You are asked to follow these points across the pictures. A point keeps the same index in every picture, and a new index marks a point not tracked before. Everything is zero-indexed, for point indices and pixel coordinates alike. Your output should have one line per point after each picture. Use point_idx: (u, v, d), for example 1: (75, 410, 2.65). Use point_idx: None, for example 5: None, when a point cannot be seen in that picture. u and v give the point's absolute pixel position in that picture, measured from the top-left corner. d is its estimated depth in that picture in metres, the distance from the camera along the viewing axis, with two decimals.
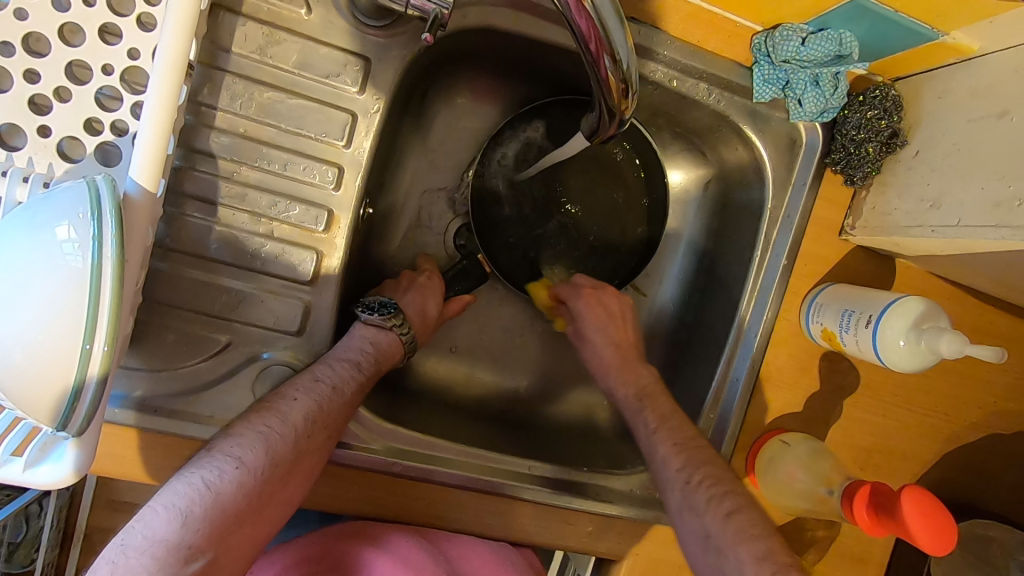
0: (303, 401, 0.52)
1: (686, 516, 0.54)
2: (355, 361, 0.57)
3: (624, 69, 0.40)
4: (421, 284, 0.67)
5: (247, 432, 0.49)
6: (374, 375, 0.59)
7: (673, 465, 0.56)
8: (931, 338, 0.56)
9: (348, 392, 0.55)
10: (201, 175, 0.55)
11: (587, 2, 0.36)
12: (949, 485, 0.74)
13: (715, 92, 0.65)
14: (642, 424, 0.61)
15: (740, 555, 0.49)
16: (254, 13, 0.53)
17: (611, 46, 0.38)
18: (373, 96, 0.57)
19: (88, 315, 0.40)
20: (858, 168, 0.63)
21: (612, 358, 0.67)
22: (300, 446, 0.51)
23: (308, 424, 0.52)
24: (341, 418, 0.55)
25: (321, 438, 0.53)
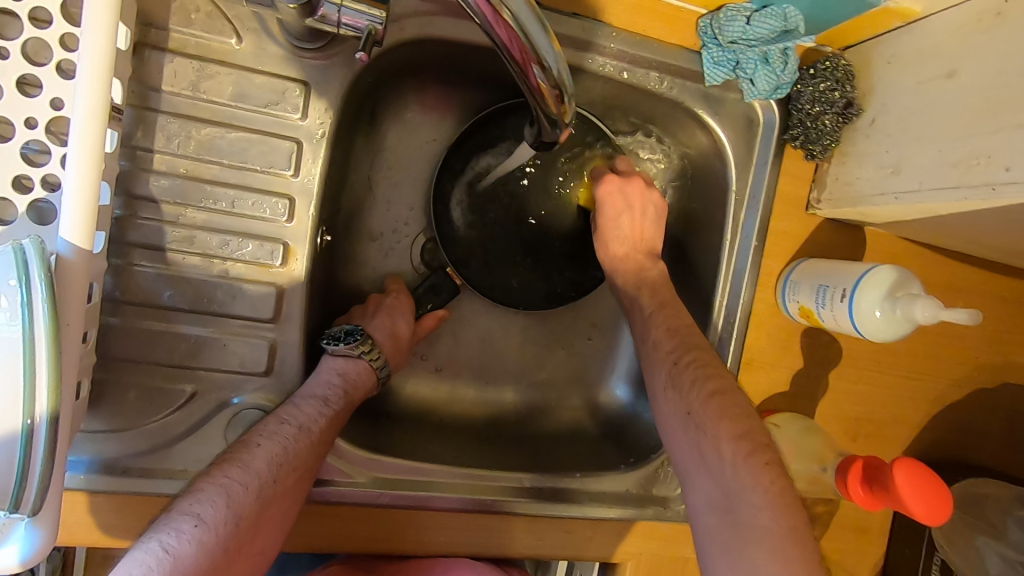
0: (268, 447, 0.50)
1: (671, 394, 0.56)
2: (323, 397, 0.55)
3: (554, 75, 0.39)
4: (389, 305, 0.66)
5: (208, 488, 0.47)
6: (345, 409, 0.57)
7: (664, 348, 0.59)
8: (906, 306, 0.55)
9: (316, 431, 0.53)
10: (145, 222, 0.52)
11: (506, 13, 0.34)
12: (940, 446, 0.74)
13: (668, 81, 0.63)
14: (639, 310, 0.64)
15: (719, 432, 0.51)
16: (182, 48, 0.51)
17: (539, 56, 0.37)
18: (317, 121, 0.55)
19: (26, 386, 0.38)
20: (817, 142, 0.63)
21: (619, 251, 0.67)
22: (265, 494, 0.49)
23: (273, 470, 0.50)
24: (311, 459, 0.53)
25: (289, 482, 0.51)
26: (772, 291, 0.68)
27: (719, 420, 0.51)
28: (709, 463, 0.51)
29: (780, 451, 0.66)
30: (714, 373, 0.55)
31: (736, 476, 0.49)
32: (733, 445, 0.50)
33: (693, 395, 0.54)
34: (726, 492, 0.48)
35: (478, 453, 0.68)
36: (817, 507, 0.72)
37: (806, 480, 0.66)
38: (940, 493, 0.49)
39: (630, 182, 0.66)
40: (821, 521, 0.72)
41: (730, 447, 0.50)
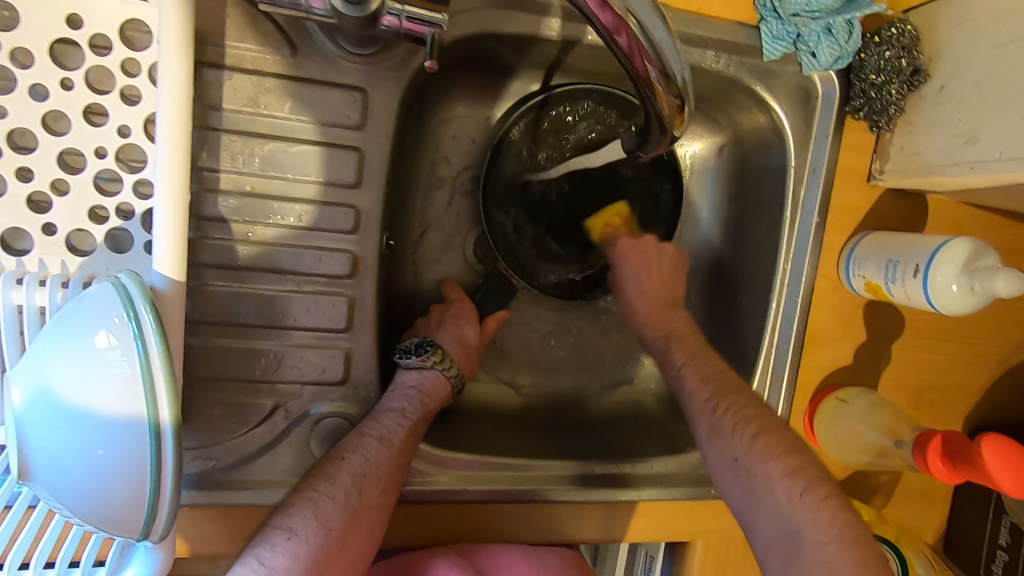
0: (353, 459, 0.52)
1: (716, 441, 0.57)
2: (401, 409, 0.57)
3: (676, 83, 0.37)
4: (453, 314, 0.67)
5: (299, 502, 0.49)
6: (423, 418, 0.58)
7: (699, 394, 0.60)
8: (984, 279, 0.54)
9: (398, 440, 0.55)
10: (216, 242, 0.53)
11: (631, 20, 0.34)
12: (1004, 409, 0.74)
13: (724, 59, 0.62)
14: (670, 361, 0.65)
15: (770, 471, 0.53)
16: (239, 64, 0.50)
17: (660, 60, 0.36)
18: (377, 129, 0.54)
19: (149, 425, 0.38)
20: (882, 112, 0.61)
21: (643, 307, 0.68)
22: (351, 506, 0.51)
23: (358, 482, 0.51)
24: (393, 469, 0.54)
25: (376, 493, 0.53)
26: (835, 266, 0.67)
27: (769, 459, 0.53)
28: (764, 504, 0.52)
29: (849, 426, 0.66)
30: (755, 414, 0.57)
31: (795, 514, 0.50)
32: (786, 484, 0.52)
33: (737, 439, 0.55)
34: (788, 533, 0.50)
35: (546, 444, 0.69)
36: (881, 476, 0.73)
37: (875, 453, 0.66)
38: None
39: (640, 241, 0.70)
40: (885, 490, 0.73)
41: (784, 486, 0.52)
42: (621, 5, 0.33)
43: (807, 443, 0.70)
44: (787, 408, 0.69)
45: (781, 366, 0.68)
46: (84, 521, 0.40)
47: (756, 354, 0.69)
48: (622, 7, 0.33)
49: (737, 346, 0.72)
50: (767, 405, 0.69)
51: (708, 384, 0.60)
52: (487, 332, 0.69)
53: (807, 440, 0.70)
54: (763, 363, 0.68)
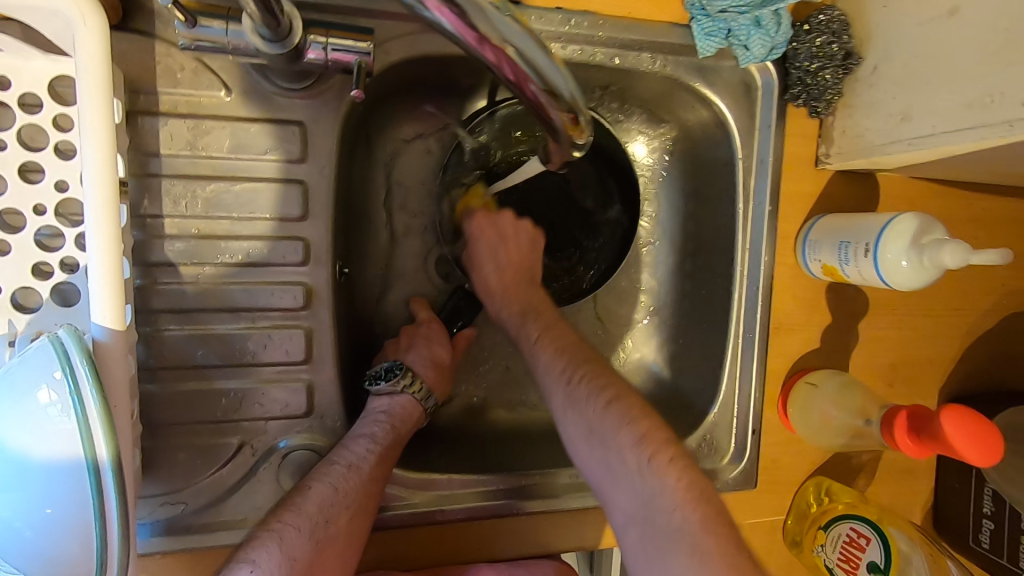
0: (319, 488, 0.52)
1: (570, 413, 0.56)
2: (370, 434, 0.57)
3: (567, 100, 0.37)
4: (423, 335, 0.67)
5: (264, 536, 0.48)
6: (394, 444, 0.58)
7: (556, 368, 0.59)
8: (933, 253, 0.54)
9: (370, 466, 0.55)
10: (166, 287, 0.53)
11: (510, 50, 0.33)
12: (974, 377, 0.75)
13: (659, 60, 0.62)
14: (526, 337, 0.63)
15: (622, 441, 0.52)
16: (173, 109, 0.51)
17: (544, 82, 0.35)
18: (317, 159, 0.54)
19: (90, 476, 0.38)
20: (820, 97, 0.62)
21: (496, 280, 0.67)
22: (318, 535, 0.50)
23: (323, 510, 0.51)
24: (363, 496, 0.54)
25: (343, 521, 0.52)
26: (792, 253, 0.68)
27: (620, 428, 0.52)
28: (620, 480, 0.51)
29: (821, 410, 0.66)
30: (607, 384, 0.56)
31: (645, 485, 0.50)
32: (636, 453, 0.51)
33: (591, 409, 0.54)
34: (644, 502, 0.49)
35: (521, 454, 0.69)
36: (862, 457, 0.74)
37: (849, 434, 0.66)
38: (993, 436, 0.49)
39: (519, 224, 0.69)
40: (866, 470, 0.74)
41: (634, 455, 0.51)
42: (499, 40, 0.33)
43: (782, 430, 0.70)
44: (760, 399, 0.69)
45: (749, 356, 0.68)
46: None
47: (724, 346, 0.69)
48: (502, 40, 0.33)
49: (704, 340, 0.72)
50: (738, 396, 0.69)
51: (563, 354, 0.59)
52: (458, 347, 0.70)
53: (782, 427, 0.70)
54: (731, 355, 0.68)
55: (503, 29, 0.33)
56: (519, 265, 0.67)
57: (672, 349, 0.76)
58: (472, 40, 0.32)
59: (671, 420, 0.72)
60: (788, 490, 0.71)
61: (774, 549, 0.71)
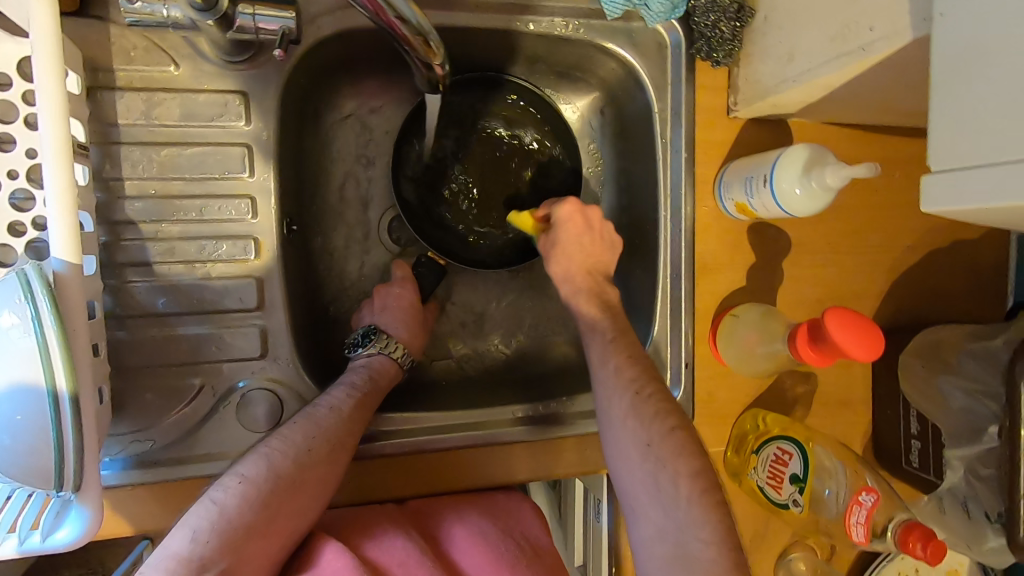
0: (302, 422, 0.57)
1: (631, 423, 0.57)
2: (350, 383, 0.63)
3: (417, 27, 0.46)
4: (394, 295, 0.72)
5: (251, 456, 0.53)
6: (372, 393, 0.64)
7: (626, 373, 0.60)
8: (819, 177, 0.59)
9: (349, 407, 0.61)
10: (129, 242, 0.59)
11: None
12: (904, 311, 0.79)
13: (573, 24, 0.68)
14: (600, 337, 0.64)
15: (678, 468, 0.54)
16: (129, 83, 0.58)
17: (396, 11, 0.44)
18: (260, 124, 0.61)
19: (47, 382, 0.45)
20: (719, 48, 0.67)
21: (579, 286, 0.67)
22: (301, 459, 0.55)
23: (307, 437, 0.56)
24: (344, 433, 0.59)
25: (324, 452, 0.57)
26: (712, 197, 0.73)
27: (677, 457, 0.54)
28: (659, 498, 0.54)
29: (743, 339, 0.70)
30: (673, 408, 0.58)
31: (687, 512, 0.52)
32: (689, 483, 0.53)
33: (654, 428, 0.56)
34: (676, 527, 0.52)
35: (471, 398, 0.74)
36: (797, 389, 0.78)
37: (777, 362, 0.69)
38: (868, 328, 0.54)
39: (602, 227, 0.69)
40: (803, 402, 0.78)
41: (687, 484, 0.53)
42: None
43: (714, 363, 0.74)
44: (691, 335, 0.74)
45: (678, 295, 0.73)
46: (12, 479, 0.46)
47: (655, 288, 0.74)
48: None
49: (639, 284, 0.77)
50: (670, 334, 0.73)
51: (634, 366, 0.60)
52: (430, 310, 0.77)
53: (715, 361, 0.74)
54: (661, 294, 0.73)
55: None
56: (591, 256, 0.68)
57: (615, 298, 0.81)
58: None
59: None
60: (726, 421, 0.75)
61: (714, 477, 0.75)
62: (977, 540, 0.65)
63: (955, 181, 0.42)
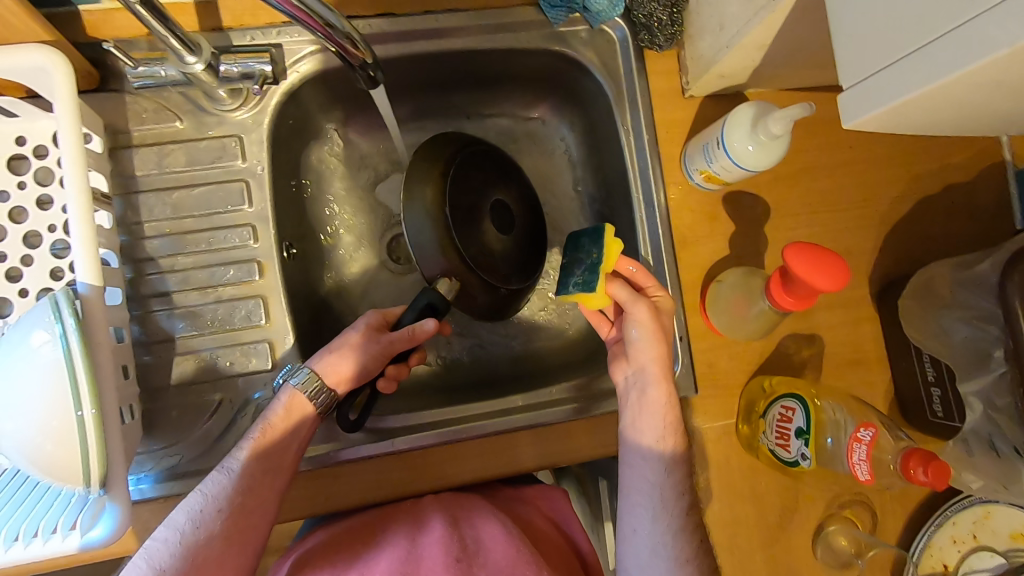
0: (189, 500, 0.56)
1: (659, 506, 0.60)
2: (247, 433, 0.60)
3: (345, 32, 0.49)
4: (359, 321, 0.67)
5: (137, 554, 0.54)
6: (274, 435, 0.60)
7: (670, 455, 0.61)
8: (764, 129, 0.61)
9: (246, 470, 0.58)
10: (151, 277, 0.67)
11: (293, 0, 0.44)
12: (905, 260, 0.77)
13: (525, 36, 0.75)
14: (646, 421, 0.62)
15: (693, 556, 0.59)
16: (143, 141, 0.67)
17: (323, 19, 0.47)
18: (255, 161, 0.69)
19: (71, 389, 0.50)
20: (659, 35, 0.72)
21: (645, 368, 0.63)
22: (184, 544, 0.54)
23: (196, 525, 0.55)
24: (237, 497, 0.56)
25: (217, 525, 0.55)
26: (681, 173, 0.76)
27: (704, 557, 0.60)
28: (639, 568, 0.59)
29: (730, 304, 0.71)
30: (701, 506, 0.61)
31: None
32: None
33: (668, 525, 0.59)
34: None
35: (476, 395, 0.77)
36: (802, 353, 0.75)
37: (767, 322, 0.70)
38: (834, 260, 0.54)
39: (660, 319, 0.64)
40: (811, 365, 0.75)
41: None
42: None
43: (710, 334, 0.75)
44: (682, 307, 0.75)
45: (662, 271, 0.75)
46: (53, 481, 0.51)
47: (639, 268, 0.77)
48: None
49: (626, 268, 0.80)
50: None
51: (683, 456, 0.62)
52: (405, 339, 0.66)
53: (710, 333, 0.75)
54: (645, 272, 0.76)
55: None
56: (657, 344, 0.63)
57: None
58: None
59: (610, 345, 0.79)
60: (732, 391, 0.74)
61: (730, 452, 0.73)
62: (1012, 478, 0.61)
63: (867, 91, 0.44)
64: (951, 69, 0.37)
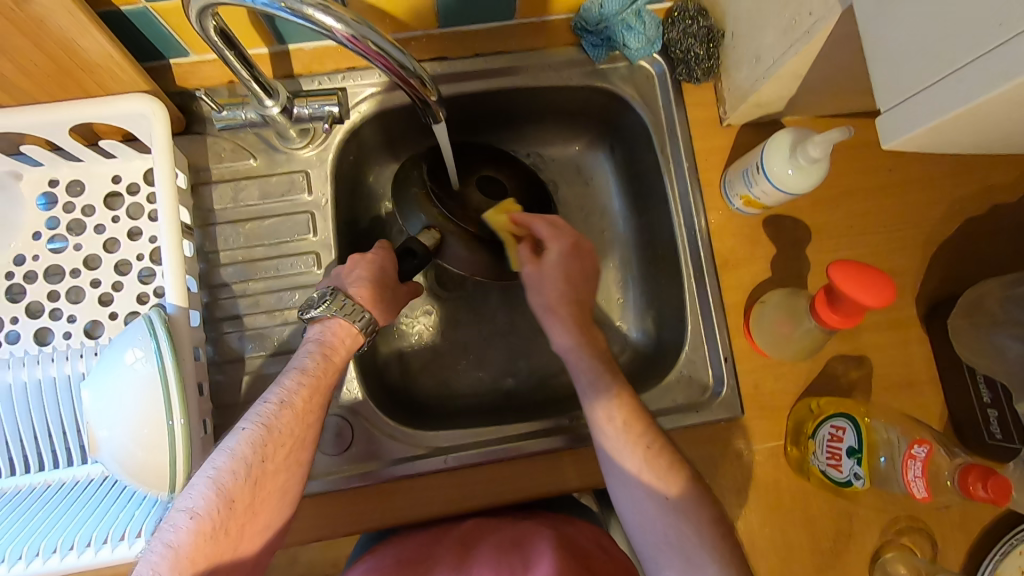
0: (248, 430, 0.56)
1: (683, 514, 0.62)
2: (301, 367, 0.61)
3: (414, 73, 0.54)
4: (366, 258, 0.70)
5: (197, 483, 0.53)
6: (327, 371, 0.63)
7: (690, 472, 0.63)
8: (804, 153, 0.64)
9: (302, 404, 0.60)
10: (225, 301, 0.72)
11: (372, 45, 0.49)
12: (953, 281, 0.77)
13: (567, 73, 0.80)
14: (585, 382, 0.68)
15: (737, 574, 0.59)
16: (220, 178, 0.74)
17: (397, 61, 0.52)
18: (319, 194, 0.75)
19: (164, 400, 0.55)
20: (696, 68, 0.76)
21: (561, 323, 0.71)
22: (255, 475, 0.55)
23: (257, 451, 0.55)
24: (298, 431, 0.59)
25: (281, 456, 0.57)
26: (721, 198, 0.78)
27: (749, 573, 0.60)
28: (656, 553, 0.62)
29: (775, 324, 0.72)
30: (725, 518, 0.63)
31: None
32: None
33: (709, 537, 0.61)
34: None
35: (524, 416, 0.79)
36: (851, 375, 0.75)
37: (814, 343, 0.70)
38: (879, 278, 0.56)
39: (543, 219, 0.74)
40: (861, 386, 0.75)
41: None
42: (360, 36, 0.48)
43: (755, 355, 0.75)
44: (725, 329, 0.76)
45: (704, 293, 0.77)
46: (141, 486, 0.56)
47: (682, 291, 0.79)
48: (363, 37, 0.48)
49: (669, 291, 0.82)
50: (705, 330, 0.77)
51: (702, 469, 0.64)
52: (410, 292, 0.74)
53: (754, 354, 0.75)
54: (688, 295, 0.78)
55: (361, 28, 0.48)
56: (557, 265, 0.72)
57: (649, 309, 0.86)
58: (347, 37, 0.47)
59: (655, 368, 0.81)
60: (780, 413, 0.74)
61: (780, 475, 0.72)
62: None
63: (905, 114, 0.46)
64: (992, 88, 0.39)
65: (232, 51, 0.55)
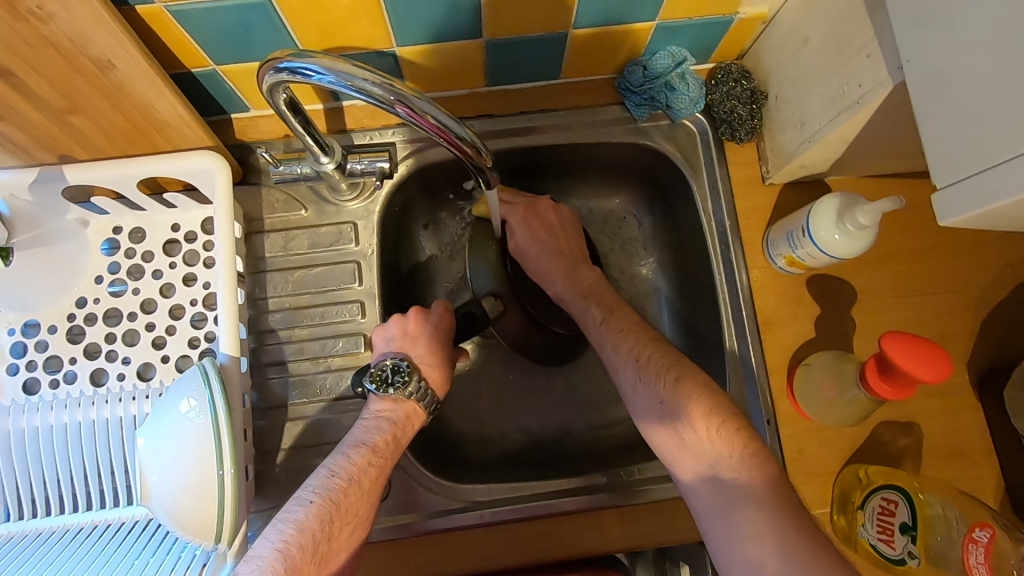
0: (317, 503, 0.58)
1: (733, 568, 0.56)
2: (369, 444, 0.64)
3: (472, 142, 0.55)
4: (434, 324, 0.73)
5: (264, 554, 0.54)
6: (392, 451, 0.65)
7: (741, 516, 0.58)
8: (852, 219, 0.63)
9: (368, 481, 0.61)
10: (271, 346, 0.74)
11: (431, 117, 0.51)
12: (1007, 348, 0.74)
13: (609, 130, 0.81)
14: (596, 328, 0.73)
15: None
16: (272, 227, 0.77)
17: (455, 132, 0.53)
18: (366, 244, 0.77)
19: (215, 449, 0.57)
20: (740, 129, 0.77)
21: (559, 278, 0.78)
22: (320, 549, 0.56)
23: (324, 527, 0.57)
24: (362, 508, 0.60)
25: (345, 533, 0.58)
26: (763, 256, 0.78)
27: None
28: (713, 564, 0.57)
29: (820, 389, 0.70)
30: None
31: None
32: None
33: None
34: None
35: (560, 471, 0.78)
36: (900, 442, 0.73)
37: (862, 409, 0.68)
38: (935, 352, 0.54)
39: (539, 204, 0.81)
40: (911, 455, 0.72)
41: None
42: (421, 109, 0.50)
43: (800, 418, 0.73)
44: (767, 390, 0.75)
45: (746, 352, 0.76)
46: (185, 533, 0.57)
47: (723, 349, 0.78)
48: (424, 110, 0.51)
49: (709, 348, 0.81)
50: (747, 390, 0.76)
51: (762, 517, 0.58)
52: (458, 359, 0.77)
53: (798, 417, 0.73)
54: (728, 352, 0.77)
55: (422, 103, 0.50)
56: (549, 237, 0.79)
57: None
58: (408, 111, 0.50)
59: None
60: (826, 480, 0.72)
61: None
62: None
63: (964, 193, 0.46)
64: None
65: (299, 120, 0.59)
